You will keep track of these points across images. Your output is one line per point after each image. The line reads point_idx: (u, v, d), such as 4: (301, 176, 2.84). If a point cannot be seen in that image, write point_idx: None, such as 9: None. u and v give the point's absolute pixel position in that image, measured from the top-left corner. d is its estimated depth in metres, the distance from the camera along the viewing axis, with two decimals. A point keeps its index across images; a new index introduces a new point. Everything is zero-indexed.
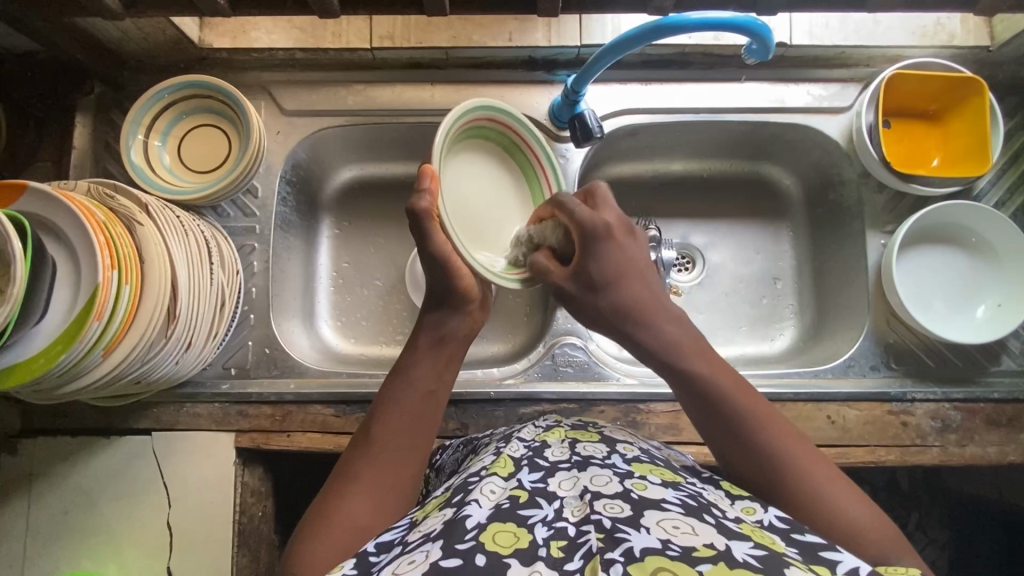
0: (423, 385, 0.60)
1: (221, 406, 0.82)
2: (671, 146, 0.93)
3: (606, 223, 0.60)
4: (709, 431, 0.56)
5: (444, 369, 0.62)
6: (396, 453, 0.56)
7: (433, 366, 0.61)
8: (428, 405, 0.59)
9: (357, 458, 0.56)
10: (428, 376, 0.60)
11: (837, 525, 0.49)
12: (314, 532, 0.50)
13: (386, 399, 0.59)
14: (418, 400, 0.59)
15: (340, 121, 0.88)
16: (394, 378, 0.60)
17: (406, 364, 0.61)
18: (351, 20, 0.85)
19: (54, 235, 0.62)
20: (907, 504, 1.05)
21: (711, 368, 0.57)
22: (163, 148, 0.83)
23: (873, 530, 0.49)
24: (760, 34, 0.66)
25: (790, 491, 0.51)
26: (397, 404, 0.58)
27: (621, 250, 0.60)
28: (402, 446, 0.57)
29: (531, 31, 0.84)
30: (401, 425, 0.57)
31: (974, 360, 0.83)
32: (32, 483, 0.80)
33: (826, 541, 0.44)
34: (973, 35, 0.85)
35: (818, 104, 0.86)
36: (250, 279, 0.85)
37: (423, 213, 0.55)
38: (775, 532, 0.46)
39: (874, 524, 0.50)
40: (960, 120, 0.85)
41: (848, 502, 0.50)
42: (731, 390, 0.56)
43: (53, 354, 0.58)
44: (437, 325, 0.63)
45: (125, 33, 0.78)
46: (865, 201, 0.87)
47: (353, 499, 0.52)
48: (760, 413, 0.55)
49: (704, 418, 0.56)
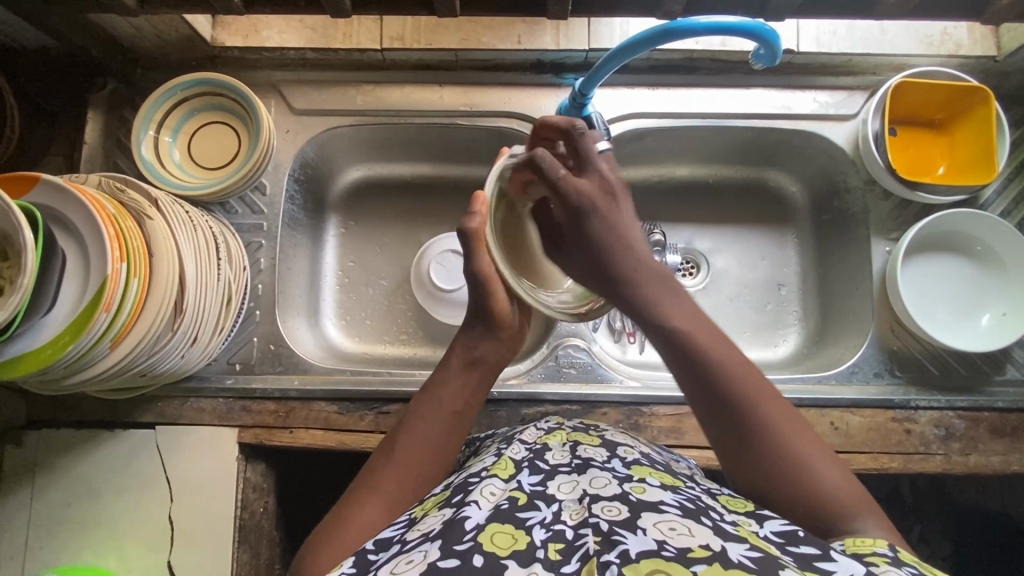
0: (455, 405, 0.60)
1: (225, 402, 0.83)
2: (676, 151, 0.93)
3: (592, 191, 0.58)
4: (691, 385, 0.55)
5: (474, 392, 0.62)
6: (422, 465, 0.57)
7: (464, 386, 0.62)
8: (455, 424, 0.60)
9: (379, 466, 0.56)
10: (457, 396, 0.61)
11: (813, 489, 0.50)
12: (334, 537, 0.50)
13: (416, 411, 0.60)
14: (448, 418, 0.60)
15: (348, 121, 0.88)
16: (425, 392, 0.61)
17: (438, 380, 0.62)
18: (363, 21, 0.86)
19: (65, 227, 0.62)
20: (910, 515, 1.04)
21: (700, 333, 0.55)
22: (173, 144, 0.83)
23: (849, 498, 0.50)
24: (767, 40, 0.66)
25: (773, 450, 0.52)
26: (427, 419, 0.59)
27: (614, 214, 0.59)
28: (429, 460, 0.57)
29: (540, 35, 0.85)
30: (428, 441, 0.58)
31: (978, 369, 0.83)
32: (35, 475, 0.81)
33: (822, 552, 0.43)
34: (980, 45, 0.85)
35: (824, 111, 0.87)
36: (257, 276, 0.86)
37: (469, 232, 0.63)
38: (772, 543, 0.45)
39: (846, 490, 0.51)
40: (966, 130, 0.85)
41: (821, 463, 0.51)
42: (711, 344, 0.55)
43: (60, 345, 0.58)
44: (474, 344, 0.64)
45: (138, 30, 0.79)
46: (871, 209, 0.87)
47: (375, 506, 0.53)
48: (748, 382, 0.54)
49: (686, 370, 0.55)
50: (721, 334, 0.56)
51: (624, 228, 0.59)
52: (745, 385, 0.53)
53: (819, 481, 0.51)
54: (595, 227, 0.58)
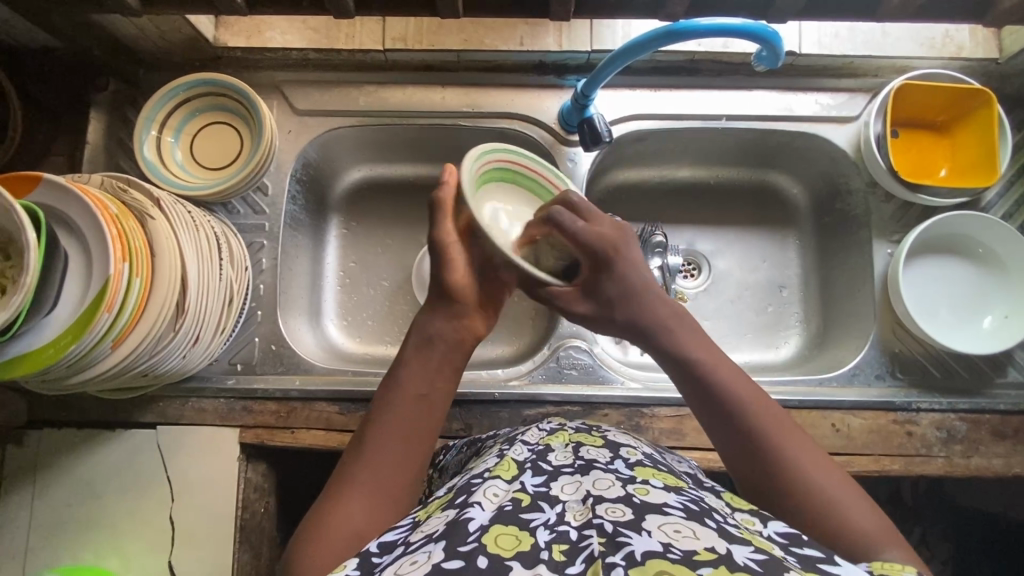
0: (419, 389, 0.59)
1: (226, 402, 0.83)
2: (678, 153, 0.93)
3: (607, 241, 0.58)
4: (710, 420, 0.57)
5: (436, 372, 0.60)
6: (390, 455, 0.56)
7: (425, 368, 0.60)
8: (420, 407, 0.58)
9: (350, 464, 0.56)
10: (418, 379, 0.59)
11: (839, 526, 0.50)
12: (311, 540, 0.50)
13: (380, 403, 0.59)
14: (413, 403, 0.58)
15: (350, 122, 0.88)
16: (388, 380, 0.60)
17: (398, 366, 0.60)
18: (365, 22, 0.86)
19: (67, 227, 0.62)
20: (910, 518, 1.04)
21: (719, 370, 0.57)
22: (175, 144, 0.84)
23: (879, 535, 0.49)
24: (770, 41, 0.66)
25: (795, 484, 0.52)
26: (392, 407, 0.58)
27: (630, 263, 0.59)
28: (396, 451, 0.56)
29: (542, 36, 0.86)
30: (393, 430, 0.57)
31: (980, 371, 0.83)
32: (36, 474, 0.81)
33: (827, 556, 0.44)
34: (982, 47, 0.85)
35: (826, 113, 0.87)
36: (258, 277, 0.86)
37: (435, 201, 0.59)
38: (774, 543, 0.45)
39: (877, 528, 0.50)
40: (968, 132, 0.85)
41: (849, 500, 0.51)
42: (730, 382, 0.57)
43: (61, 346, 0.59)
44: (436, 323, 0.61)
45: (141, 30, 0.79)
46: (872, 210, 0.87)
47: (348, 504, 0.52)
48: (765, 416, 0.55)
49: (705, 404, 0.57)
50: (742, 373, 0.58)
51: (639, 273, 0.59)
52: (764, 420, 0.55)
53: (846, 517, 0.50)
54: (615, 276, 0.58)
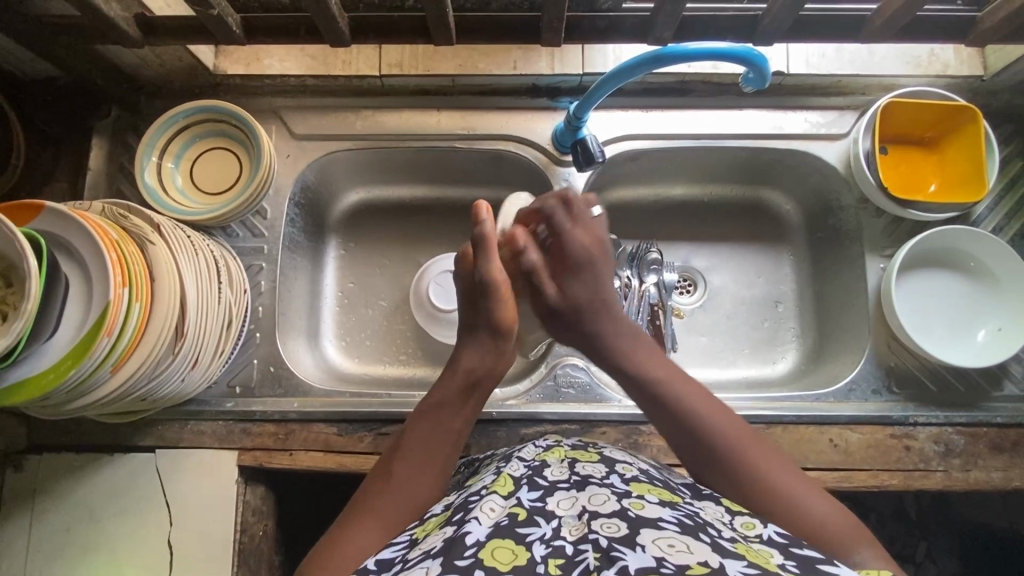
0: (451, 425, 0.61)
1: (225, 424, 0.83)
2: (671, 171, 0.95)
3: (587, 246, 0.64)
4: (665, 422, 0.60)
5: (466, 411, 0.62)
6: (419, 481, 0.57)
7: (457, 404, 0.61)
8: (449, 444, 0.60)
9: (373, 489, 0.57)
10: (452, 416, 0.61)
11: (802, 517, 0.52)
12: (324, 561, 0.50)
13: (409, 433, 0.60)
14: (445, 437, 0.60)
15: (348, 146, 0.90)
16: (420, 414, 0.62)
17: (432, 399, 0.62)
18: (361, 49, 0.88)
19: (68, 254, 0.63)
20: (914, 532, 1.04)
21: (678, 382, 0.61)
22: (175, 170, 0.85)
23: (841, 530, 0.52)
24: (756, 64, 0.67)
25: (756, 492, 0.54)
26: (420, 441, 0.59)
27: (601, 278, 0.64)
28: (421, 486, 0.57)
29: (535, 60, 0.87)
30: (422, 461, 0.58)
31: (976, 384, 0.83)
32: (35, 500, 0.81)
33: (824, 558, 0.45)
34: (966, 65, 0.87)
35: (816, 130, 0.88)
36: (257, 299, 0.87)
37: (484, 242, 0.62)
38: (774, 543, 0.46)
39: (838, 521, 0.52)
40: (957, 147, 0.86)
41: (806, 492, 0.54)
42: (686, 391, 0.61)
43: (62, 371, 0.59)
44: (472, 357, 0.62)
45: (142, 60, 0.81)
46: (864, 226, 0.88)
47: (364, 527, 0.53)
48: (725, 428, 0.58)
49: (667, 420, 0.60)
50: (701, 387, 0.62)
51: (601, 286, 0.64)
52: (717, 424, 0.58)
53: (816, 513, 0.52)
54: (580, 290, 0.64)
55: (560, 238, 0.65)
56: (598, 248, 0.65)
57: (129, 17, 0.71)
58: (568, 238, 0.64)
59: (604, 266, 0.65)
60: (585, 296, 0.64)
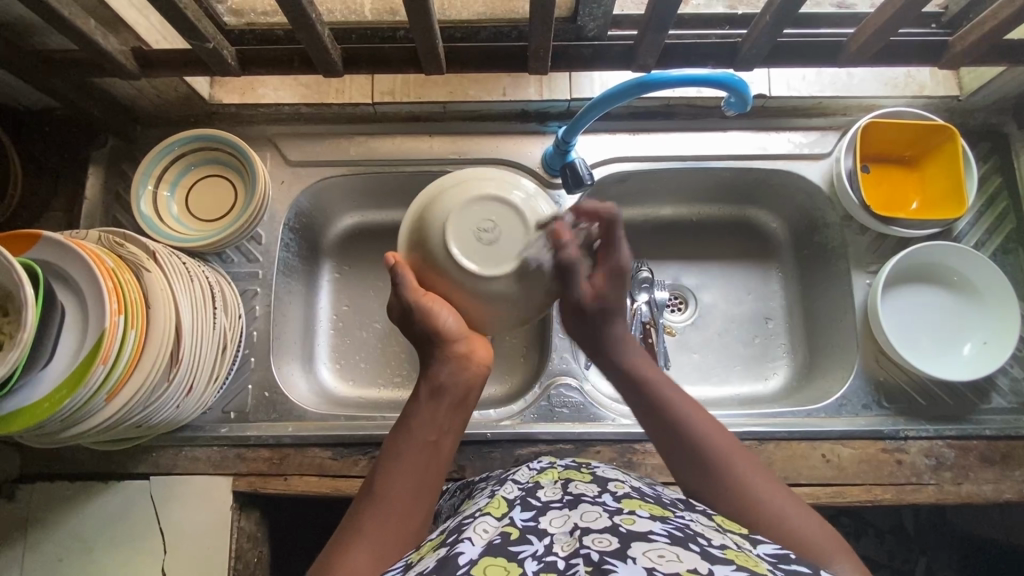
0: (430, 435, 0.61)
1: (219, 450, 0.83)
2: (660, 191, 0.97)
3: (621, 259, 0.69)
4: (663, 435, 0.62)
5: (447, 420, 0.62)
6: (403, 495, 0.57)
7: (435, 416, 0.62)
8: (430, 454, 0.60)
9: (362, 510, 0.57)
10: (428, 425, 0.61)
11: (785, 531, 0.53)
12: None
13: (391, 448, 0.60)
14: (423, 447, 0.60)
15: (341, 171, 0.91)
16: (397, 428, 0.62)
17: (407, 415, 0.62)
18: (354, 78, 0.90)
19: (64, 282, 0.64)
20: (913, 547, 1.04)
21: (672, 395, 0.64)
22: (171, 198, 0.86)
23: (827, 544, 0.52)
24: (737, 89, 0.69)
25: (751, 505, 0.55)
26: (397, 458, 0.59)
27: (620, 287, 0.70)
28: (405, 501, 0.57)
29: (524, 86, 0.89)
30: (403, 475, 0.58)
31: (964, 398, 0.84)
32: (28, 530, 0.80)
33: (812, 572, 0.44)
34: (943, 85, 0.90)
35: (799, 151, 0.90)
36: (252, 323, 0.87)
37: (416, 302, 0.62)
38: (763, 561, 0.46)
39: (823, 535, 0.53)
40: (936, 165, 0.88)
41: (792, 511, 0.55)
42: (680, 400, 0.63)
43: (57, 399, 0.59)
44: (438, 373, 0.63)
45: (138, 90, 0.83)
46: (849, 243, 0.90)
47: (353, 550, 0.53)
48: (719, 441, 0.60)
49: (664, 430, 0.62)
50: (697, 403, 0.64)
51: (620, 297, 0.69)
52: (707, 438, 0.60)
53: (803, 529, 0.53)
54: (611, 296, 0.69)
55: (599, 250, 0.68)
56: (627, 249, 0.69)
57: (125, 51, 0.73)
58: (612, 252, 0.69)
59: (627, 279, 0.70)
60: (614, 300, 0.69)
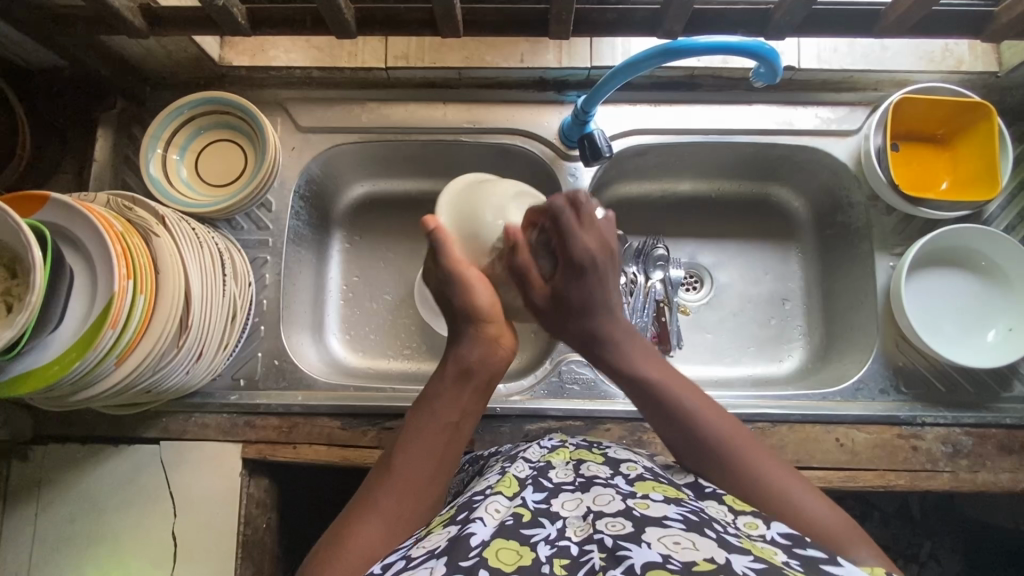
0: (448, 418, 0.59)
1: (229, 417, 0.83)
2: (678, 166, 0.94)
3: (590, 249, 0.60)
4: (663, 426, 0.60)
5: (467, 402, 0.60)
6: (420, 476, 0.56)
7: (459, 398, 0.60)
8: (448, 437, 0.58)
9: (377, 484, 0.55)
10: (450, 407, 0.59)
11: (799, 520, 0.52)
12: (327, 562, 0.50)
13: (410, 425, 0.59)
14: (440, 429, 0.58)
15: (353, 138, 0.89)
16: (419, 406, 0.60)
17: (430, 394, 0.60)
18: (367, 40, 0.87)
19: (73, 245, 0.63)
20: (919, 532, 1.04)
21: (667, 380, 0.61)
22: (180, 162, 0.85)
23: (836, 526, 0.52)
24: (767, 58, 0.66)
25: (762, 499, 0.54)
26: (413, 437, 0.58)
27: (602, 279, 0.61)
28: (417, 482, 0.55)
29: (542, 53, 0.86)
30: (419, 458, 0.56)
31: (986, 385, 0.83)
32: (40, 491, 0.81)
33: (828, 556, 0.43)
34: (981, 60, 0.86)
35: (826, 126, 0.87)
36: (262, 291, 0.86)
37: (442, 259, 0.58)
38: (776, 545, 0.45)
39: (836, 521, 0.52)
40: (969, 144, 0.85)
41: (804, 495, 0.54)
42: (679, 391, 0.60)
43: (65, 363, 0.58)
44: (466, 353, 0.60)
45: (147, 50, 0.81)
46: (874, 223, 0.87)
47: (365, 525, 0.52)
48: (724, 429, 0.58)
49: (665, 424, 0.60)
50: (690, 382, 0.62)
51: (605, 290, 0.61)
52: (707, 422, 0.59)
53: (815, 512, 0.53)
54: (583, 294, 0.60)
55: (563, 243, 0.59)
56: (602, 252, 0.61)
57: (134, 8, 0.70)
58: (572, 245, 0.59)
59: (608, 264, 0.61)
60: (580, 301, 0.61)
